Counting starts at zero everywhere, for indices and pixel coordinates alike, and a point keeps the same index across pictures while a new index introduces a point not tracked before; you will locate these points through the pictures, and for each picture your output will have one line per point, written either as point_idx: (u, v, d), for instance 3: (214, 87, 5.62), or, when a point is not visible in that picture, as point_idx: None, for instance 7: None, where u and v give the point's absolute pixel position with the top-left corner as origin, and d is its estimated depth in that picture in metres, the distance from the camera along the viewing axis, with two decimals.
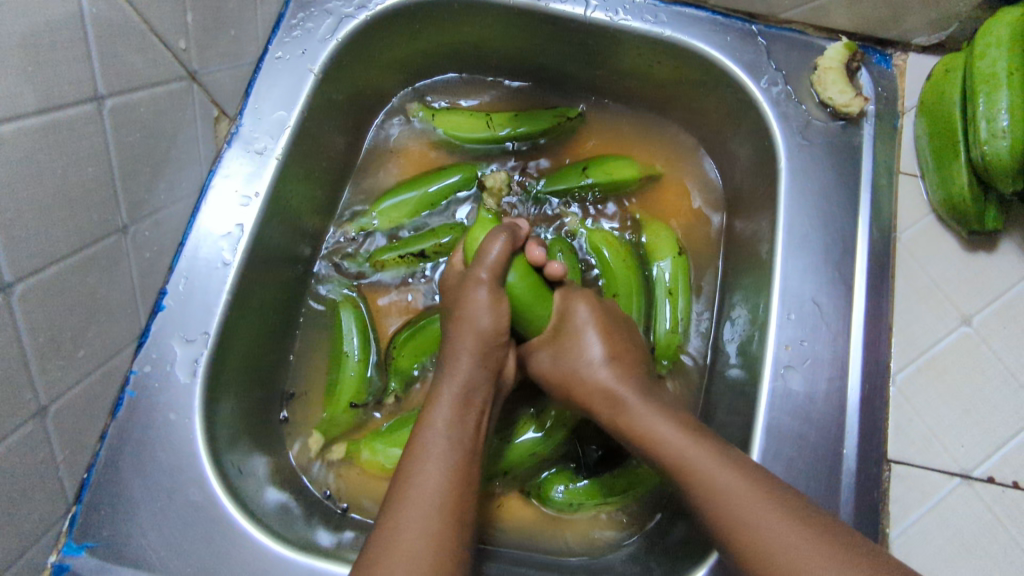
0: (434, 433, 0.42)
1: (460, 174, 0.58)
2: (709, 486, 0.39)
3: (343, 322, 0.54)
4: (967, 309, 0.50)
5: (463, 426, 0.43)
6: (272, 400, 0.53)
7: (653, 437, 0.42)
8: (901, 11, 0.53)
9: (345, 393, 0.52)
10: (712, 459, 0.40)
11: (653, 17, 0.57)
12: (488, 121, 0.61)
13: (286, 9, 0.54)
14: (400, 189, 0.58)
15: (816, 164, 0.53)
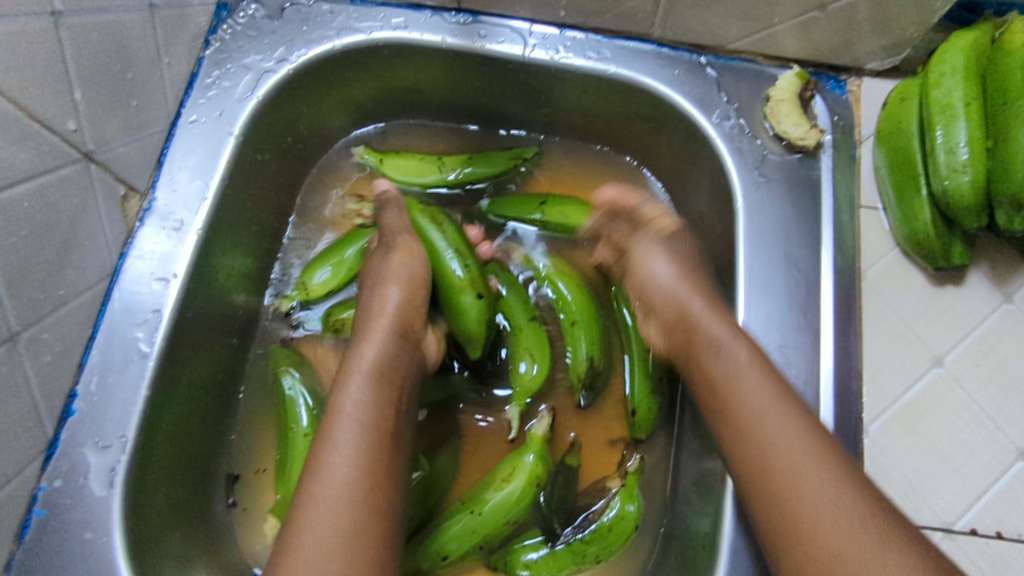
0: (354, 394, 0.41)
1: None
2: (751, 454, 0.41)
3: (292, 391, 0.50)
4: (938, 348, 0.47)
5: (384, 396, 0.42)
6: (211, 491, 0.49)
7: (743, 419, 0.42)
8: (852, 37, 0.51)
9: (296, 470, 0.48)
10: (789, 424, 0.41)
11: (595, 53, 0.54)
12: (438, 163, 0.58)
13: (200, 67, 0.50)
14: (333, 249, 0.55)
15: (775, 202, 0.51)
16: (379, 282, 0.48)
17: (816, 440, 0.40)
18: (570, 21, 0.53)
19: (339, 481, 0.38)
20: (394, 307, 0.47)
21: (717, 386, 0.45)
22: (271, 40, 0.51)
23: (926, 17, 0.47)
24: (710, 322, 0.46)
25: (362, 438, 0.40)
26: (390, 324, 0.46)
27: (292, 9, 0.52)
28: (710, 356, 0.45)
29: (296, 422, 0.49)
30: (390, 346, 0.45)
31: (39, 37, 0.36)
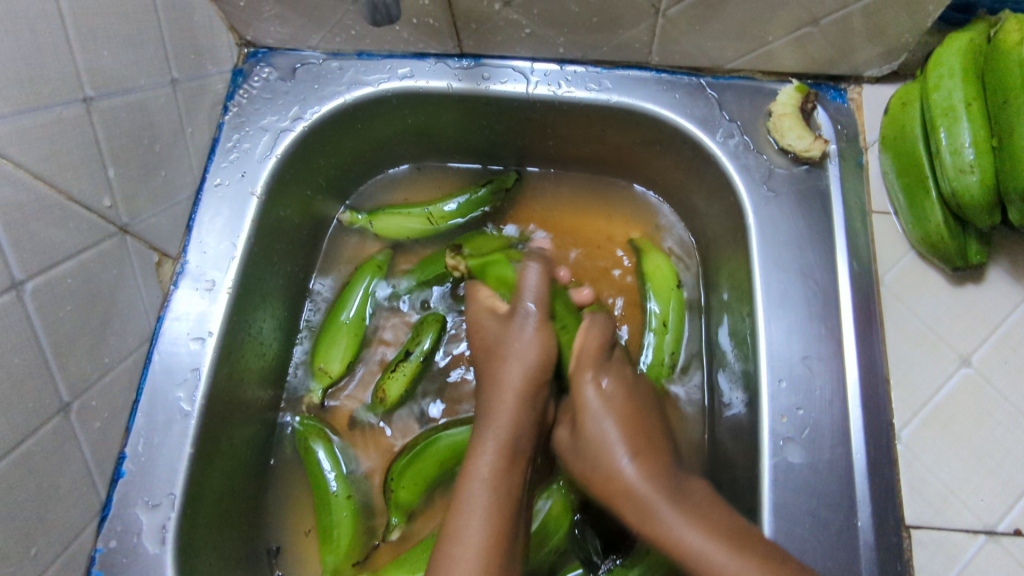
0: (486, 459, 0.42)
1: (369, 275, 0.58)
2: (639, 505, 0.41)
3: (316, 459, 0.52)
4: (964, 348, 0.47)
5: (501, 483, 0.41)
6: (257, 559, 0.50)
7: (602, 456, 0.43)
8: (847, 48, 0.51)
9: (342, 534, 0.50)
10: (674, 511, 0.40)
11: (596, 84, 0.55)
12: (426, 214, 0.59)
13: (221, 132, 0.53)
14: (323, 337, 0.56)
15: (786, 216, 0.51)
16: (504, 357, 0.45)
17: (744, 529, 0.39)
18: (569, 56, 0.55)
19: (475, 546, 0.38)
20: (529, 357, 0.44)
21: (599, 455, 0.43)
22: (285, 100, 0.54)
23: (918, 21, 0.48)
24: (605, 417, 0.44)
25: (493, 514, 0.39)
26: (528, 377, 0.44)
27: (303, 69, 0.55)
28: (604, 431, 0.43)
29: (329, 488, 0.51)
30: (524, 400, 0.44)
31: (72, 122, 0.38)
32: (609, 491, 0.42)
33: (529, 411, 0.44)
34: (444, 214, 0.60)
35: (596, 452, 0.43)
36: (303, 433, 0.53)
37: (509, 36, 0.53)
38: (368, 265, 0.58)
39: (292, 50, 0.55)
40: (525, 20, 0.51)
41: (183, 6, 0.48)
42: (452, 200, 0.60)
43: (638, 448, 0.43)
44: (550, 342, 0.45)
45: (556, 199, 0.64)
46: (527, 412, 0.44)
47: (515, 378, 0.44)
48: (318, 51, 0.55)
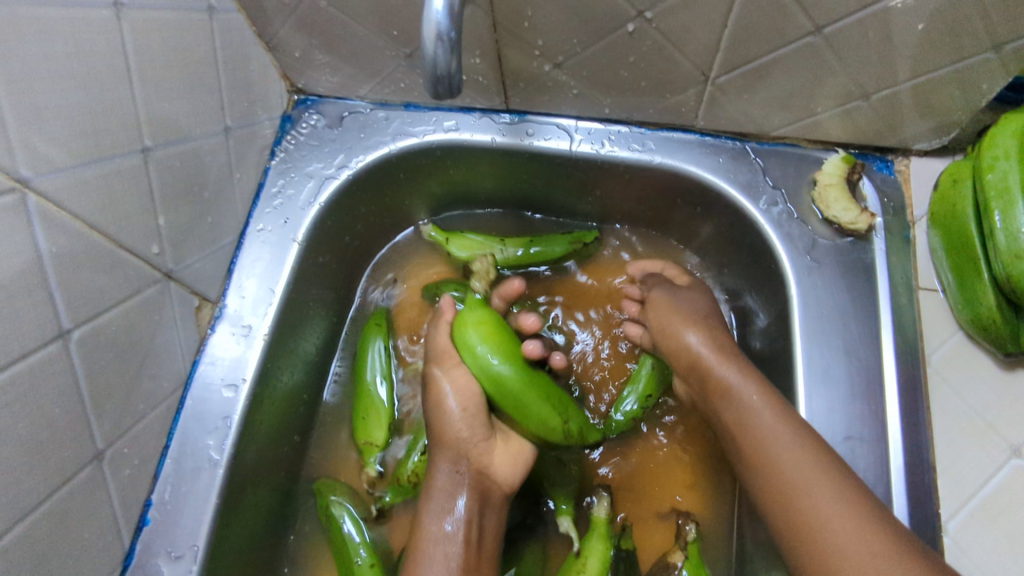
0: (440, 530, 0.45)
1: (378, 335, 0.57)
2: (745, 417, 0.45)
3: (340, 523, 0.51)
4: (1013, 437, 0.45)
5: (455, 531, 0.45)
6: None
7: (724, 386, 0.47)
8: (898, 122, 0.51)
9: None
10: (773, 419, 0.43)
11: (640, 145, 0.55)
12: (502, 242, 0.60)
13: (266, 177, 0.53)
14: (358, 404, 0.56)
15: (829, 287, 0.50)
16: (440, 447, 0.49)
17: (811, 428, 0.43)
18: (613, 116, 0.55)
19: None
20: (454, 440, 0.48)
21: (739, 421, 0.45)
22: (331, 148, 0.55)
23: (972, 101, 0.47)
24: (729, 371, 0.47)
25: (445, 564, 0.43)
26: (459, 458, 0.48)
27: (350, 118, 0.56)
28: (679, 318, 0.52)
29: (357, 554, 0.50)
30: (454, 477, 0.47)
31: (129, 172, 0.39)
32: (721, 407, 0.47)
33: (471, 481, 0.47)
34: (522, 258, 0.60)
35: (723, 392, 0.47)
36: (323, 499, 0.52)
37: (556, 96, 0.53)
38: (371, 325, 0.58)
39: (341, 99, 0.56)
40: (574, 81, 0.51)
41: (241, 57, 0.49)
42: (530, 245, 0.60)
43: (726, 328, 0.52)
44: (473, 433, 0.48)
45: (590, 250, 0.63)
46: (474, 486, 0.47)
47: (450, 460, 0.48)
48: (366, 101, 0.56)
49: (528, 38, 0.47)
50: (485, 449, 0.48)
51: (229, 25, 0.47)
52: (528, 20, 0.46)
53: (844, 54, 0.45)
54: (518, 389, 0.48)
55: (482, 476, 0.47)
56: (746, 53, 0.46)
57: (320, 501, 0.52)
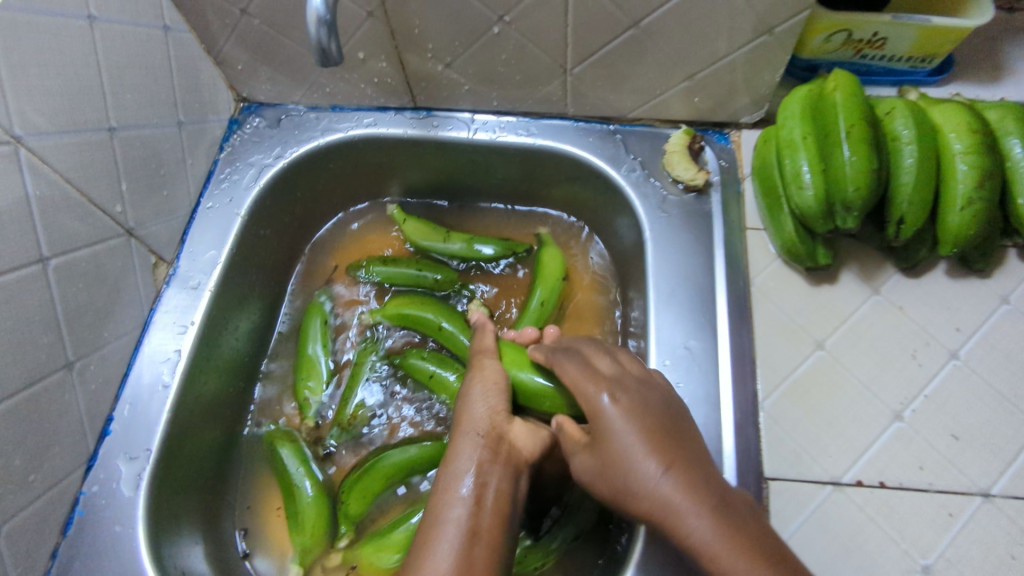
0: (454, 494, 0.41)
1: (317, 315, 0.67)
2: (664, 504, 0.39)
3: (283, 454, 0.60)
4: (819, 335, 0.56)
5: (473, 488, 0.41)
6: (222, 533, 0.57)
7: (629, 479, 0.40)
8: (722, 99, 0.64)
9: (307, 518, 0.57)
10: (689, 501, 0.38)
11: (525, 131, 0.68)
12: (444, 234, 0.71)
13: (215, 167, 0.65)
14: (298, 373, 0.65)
15: (675, 231, 0.62)
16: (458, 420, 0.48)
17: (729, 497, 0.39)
18: (501, 109, 0.67)
19: (454, 532, 0.39)
20: (477, 415, 0.48)
21: (615, 469, 0.42)
22: (270, 142, 0.66)
23: (770, 76, 0.60)
24: (630, 450, 0.41)
25: (460, 524, 0.39)
26: (477, 428, 0.46)
27: (286, 119, 0.68)
28: (622, 448, 0.41)
29: (295, 477, 0.59)
30: (473, 443, 0.45)
31: (97, 144, 0.50)
32: (628, 501, 0.41)
33: (490, 439, 0.45)
34: (460, 251, 0.71)
35: (609, 470, 0.42)
36: (270, 439, 0.61)
37: (452, 92, 0.66)
38: (313, 308, 0.68)
39: (279, 105, 0.69)
40: (463, 79, 0.64)
41: (192, 67, 0.61)
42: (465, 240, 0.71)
43: (665, 446, 0.41)
44: (497, 405, 0.49)
45: (489, 226, 0.76)
46: (492, 448, 0.45)
47: (469, 431, 0.46)
48: (300, 105, 0.68)
49: (421, 43, 0.60)
50: (505, 425, 0.47)
51: (182, 42, 0.59)
52: (417, 28, 0.58)
53: (661, 43, 0.58)
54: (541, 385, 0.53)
55: (501, 442, 0.45)
56: (589, 47, 0.59)
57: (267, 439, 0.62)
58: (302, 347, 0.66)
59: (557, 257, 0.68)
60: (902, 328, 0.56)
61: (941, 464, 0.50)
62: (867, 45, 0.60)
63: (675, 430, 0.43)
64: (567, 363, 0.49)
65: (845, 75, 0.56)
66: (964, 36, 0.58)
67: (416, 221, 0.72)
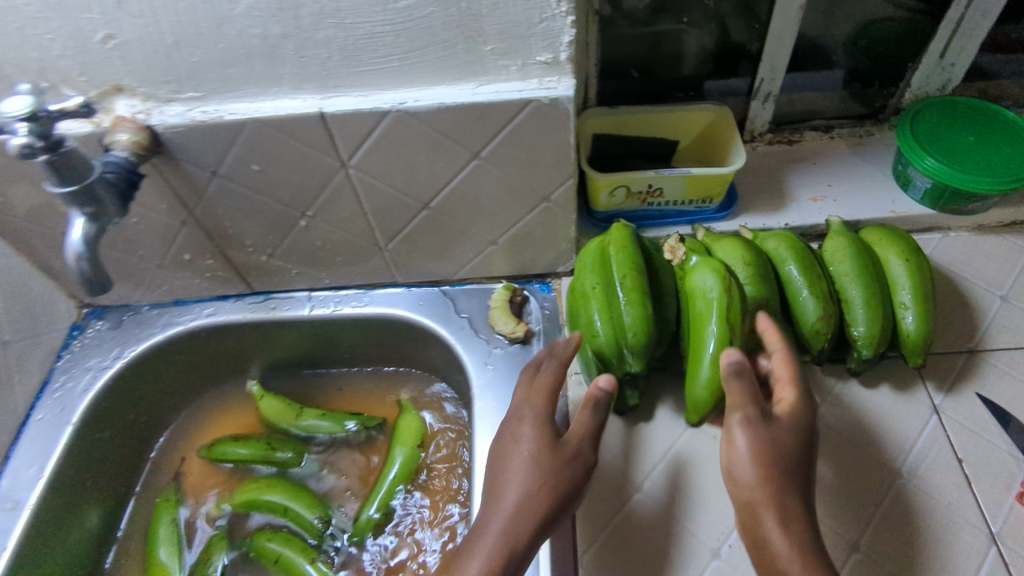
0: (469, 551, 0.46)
1: (166, 511, 0.66)
2: (761, 515, 0.46)
3: None
4: (638, 476, 0.57)
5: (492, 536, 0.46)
6: None
7: (752, 494, 0.46)
8: (535, 254, 0.69)
9: None
10: (800, 510, 0.46)
11: (360, 303, 0.71)
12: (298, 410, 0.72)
13: (51, 375, 0.66)
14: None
15: (501, 385, 0.64)
16: (506, 465, 0.50)
17: (788, 498, 0.46)
18: (335, 285, 0.71)
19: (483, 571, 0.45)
20: (527, 440, 0.51)
21: (742, 470, 0.47)
22: (110, 344, 0.68)
23: (568, 231, 0.65)
24: (746, 447, 0.47)
25: (485, 559, 0.46)
26: (559, 448, 0.50)
27: (128, 318, 0.71)
28: (739, 454, 0.47)
29: None
30: (526, 468, 0.49)
31: None
32: (760, 493, 0.46)
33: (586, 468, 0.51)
34: (316, 426, 0.71)
35: (761, 467, 0.47)
36: None
37: (284, 276, 0.69)
38: (162, 503, 0.67)
39: (122, 305, 0.71)
40: (290, 264, 0.68)
41: (22, 284, 0.64)
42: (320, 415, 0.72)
43: (797, 458, 0.48)
44: (542, 438, 0.51)
45: (342, 387, 0.76)
46: (543, 462, 0.49)
47: (531, 445, 0.50)
48: (143, 302, 0.71)
49: (239, 241, 0.64)
50: (561, 446, 0.50)
51: (9, 266, 0.62)
52: (232, 229, 0.63)
53: (456, 217, 0.63)
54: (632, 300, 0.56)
55: (566, 462, 0.50)
56: (394, 228, 0.63)
57: None
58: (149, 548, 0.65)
59: (414, 422, 0.70)
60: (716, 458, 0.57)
61: None
62: (648, 195, 0.66)
63: (809, 436, 0.49)
64: (767, 327, 0.54)
65: (621, 229, 0.61)
66: (729, 179, 0.65)
67: (272, 398, 0.73)
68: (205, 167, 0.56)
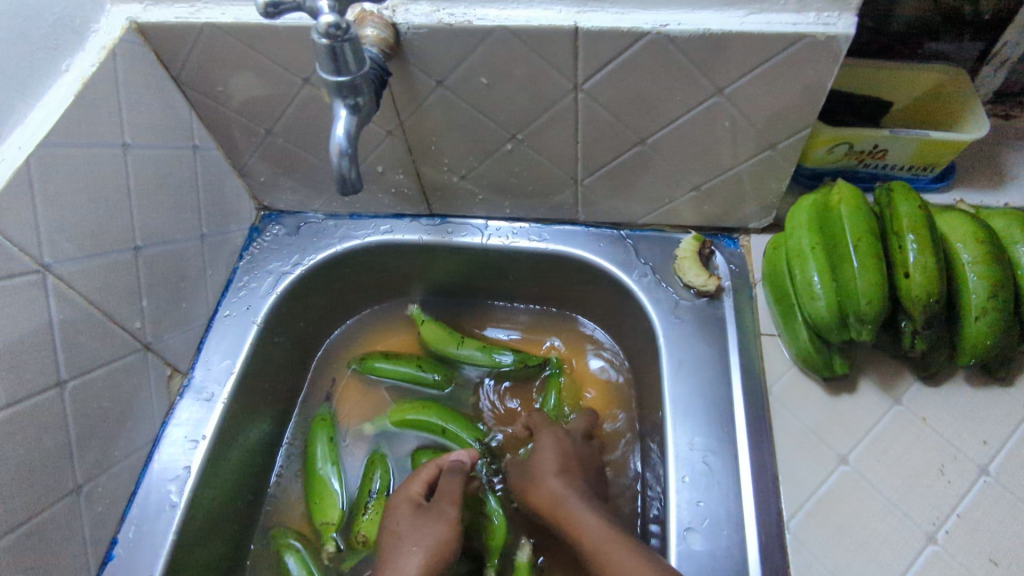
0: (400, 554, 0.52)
1: (324, 430, 0.67)
2: (573, 528, 0.52)
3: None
4: (841, 449, 0.55)
5: (410, 547, 0.52)
6: None
7: (552, 506, 0.54)
8: (731, 207, 0.65)
9: None
10: (597, 522, 0.52)
11: (537, 237, 0.69)
12: (455, 339, 0.71)
13: (235, 274, 0.66)
14: (310, 488, 0.64)
15: (690, 337, 0.62)
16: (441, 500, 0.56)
17: (585, 502, 0.54)
18: (514, 216, 0.69)
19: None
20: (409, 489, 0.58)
21: (539, 489, 0.56)
22: (289, 250, 0.68)
23: (778, 185, 0.62)
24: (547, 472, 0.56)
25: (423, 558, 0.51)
26: (445, 492, 0.56)
27: (305, 226, 0.70)
28: (544, 475, 0.56)
29: None
30: (413, 514, 0.55)
31: (123, 264, 0.51)
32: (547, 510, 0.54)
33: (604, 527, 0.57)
34: (472, 356, 0.69)
35: (551, 503, 0.54)
36: (279, 545, 0.61)
37: (467, 201, 0.68)
38: (318, 423, 0.67)
39: (299, 213, 0.71)
40: (477, 188, 0.66)
41: (218, 181, 0.63)
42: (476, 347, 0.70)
43: (569, 489, 0.55)
44: (411, 503, 0.57)
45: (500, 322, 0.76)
46: (432, 505, 0.56)
47: (404, 498, 0.57)
48: (319, 213, 0.71)
49: (435, 158, 0.62)
50: (443, 497, 0.56)
51: (210, 159, 0.62)
52: (433, 145, 0.61)
53: (667, 156, 0.60)
54: (861, 238, 0.53)
55: (420, 512, 0.55)
56: (598, 162, 0.61)
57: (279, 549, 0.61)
58: (311, 464, 0.65)
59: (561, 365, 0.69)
60: (924, 439, 0.55)
61: None
62: (869, 156, 0.61)
63: (570, 465, 0.57)
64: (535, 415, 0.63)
65: (847, 185, 0.57)
66: (962, 148, 0.60)
67: (429, 323, 0.72)
68: (433, 75, 0.53)
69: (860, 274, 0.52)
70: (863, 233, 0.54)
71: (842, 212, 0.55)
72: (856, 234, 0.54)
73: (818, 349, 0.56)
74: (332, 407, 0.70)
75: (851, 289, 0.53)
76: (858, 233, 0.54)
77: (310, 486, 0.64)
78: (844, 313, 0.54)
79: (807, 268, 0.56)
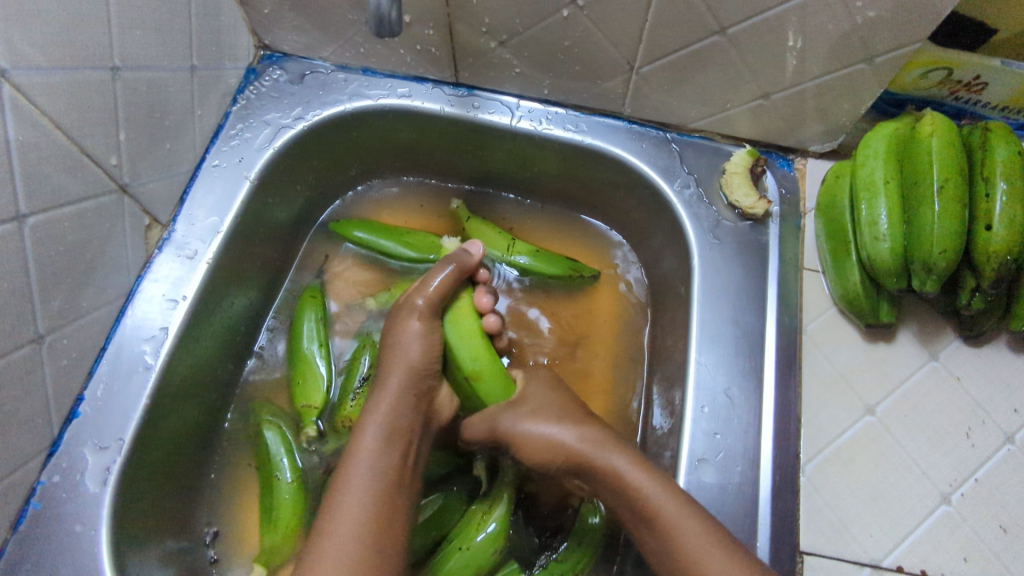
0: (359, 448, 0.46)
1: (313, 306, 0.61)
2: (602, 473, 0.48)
3: (270, 443, 0.55)
4: (869, 399, 0.53)
5: (384, 445, 0.47)
6: (190, 530, 0.53)
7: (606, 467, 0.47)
8: (795, 124, 0.58)
9: (283, 516, 0.53)
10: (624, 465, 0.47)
11: (573, 126, 0.61)
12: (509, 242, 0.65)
13: (226, 120, 0.58)
14: (294, 359, 0.59)
15: (726, 261, 0.57)
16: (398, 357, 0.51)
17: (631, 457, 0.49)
18: (551, 98, 0.61)
19: (358, 514, 0.42)
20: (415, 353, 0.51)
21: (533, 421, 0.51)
22: (290, 100, 0.59)
23: (856, 106, 0.55)
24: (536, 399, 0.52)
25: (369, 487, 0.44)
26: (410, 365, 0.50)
27: (311, 76, 0.60)
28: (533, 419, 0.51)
29: (280, 471, 0.54)
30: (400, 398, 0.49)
31: (97, 84, 0.43)
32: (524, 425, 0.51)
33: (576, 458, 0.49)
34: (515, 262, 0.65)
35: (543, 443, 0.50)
36: (259, 420, 0.56)
37: (501, 73, 0.59)
38: (307, 297, 0.62)
39: (305, 58, 0.61)
40: (516, 59, 0.57)
41: (213, 4, 0.53)
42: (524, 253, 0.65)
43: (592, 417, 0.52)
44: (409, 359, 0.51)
45: (510, 215, 0.70)
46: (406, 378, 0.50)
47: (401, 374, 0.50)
48: (327, 62, 0.61)
49: (476, 15, 0.53)
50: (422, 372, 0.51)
51: None
52: None
53: (744, 52, 0.51)
54: (950, 181, 0.47)
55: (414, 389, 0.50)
56: (664, 47, 0.52)
57: (254, 418, 0.57)
58: (297, 337, 0.60)
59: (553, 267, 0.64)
60: (959, 399, 0.52)
61: (979, 556, 0.48)
62: (964, 87, 0.53)
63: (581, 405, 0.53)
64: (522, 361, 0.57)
65: (941, 117, 0.50)
66: None
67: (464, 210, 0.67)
68: None
69: (940, 220, 0.47)
70: (954, 176, 0.48)
71: (933, 144, 0.49)
72: (946, 174, 0.48)
73: (870, 294, 0.53)
74: (324, 284, 0.64)
75: (925, 236, 0.48)
76: (949, 176, 0.48)
77: (293, 356, 0.59)
78: (908, 261, 0.50)
79: (875, 205, 0.51)
